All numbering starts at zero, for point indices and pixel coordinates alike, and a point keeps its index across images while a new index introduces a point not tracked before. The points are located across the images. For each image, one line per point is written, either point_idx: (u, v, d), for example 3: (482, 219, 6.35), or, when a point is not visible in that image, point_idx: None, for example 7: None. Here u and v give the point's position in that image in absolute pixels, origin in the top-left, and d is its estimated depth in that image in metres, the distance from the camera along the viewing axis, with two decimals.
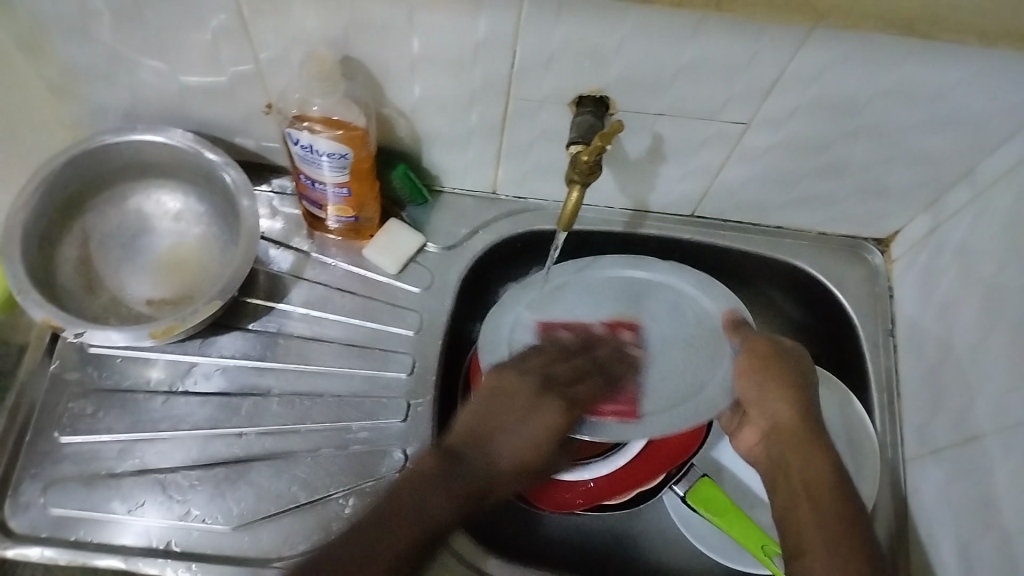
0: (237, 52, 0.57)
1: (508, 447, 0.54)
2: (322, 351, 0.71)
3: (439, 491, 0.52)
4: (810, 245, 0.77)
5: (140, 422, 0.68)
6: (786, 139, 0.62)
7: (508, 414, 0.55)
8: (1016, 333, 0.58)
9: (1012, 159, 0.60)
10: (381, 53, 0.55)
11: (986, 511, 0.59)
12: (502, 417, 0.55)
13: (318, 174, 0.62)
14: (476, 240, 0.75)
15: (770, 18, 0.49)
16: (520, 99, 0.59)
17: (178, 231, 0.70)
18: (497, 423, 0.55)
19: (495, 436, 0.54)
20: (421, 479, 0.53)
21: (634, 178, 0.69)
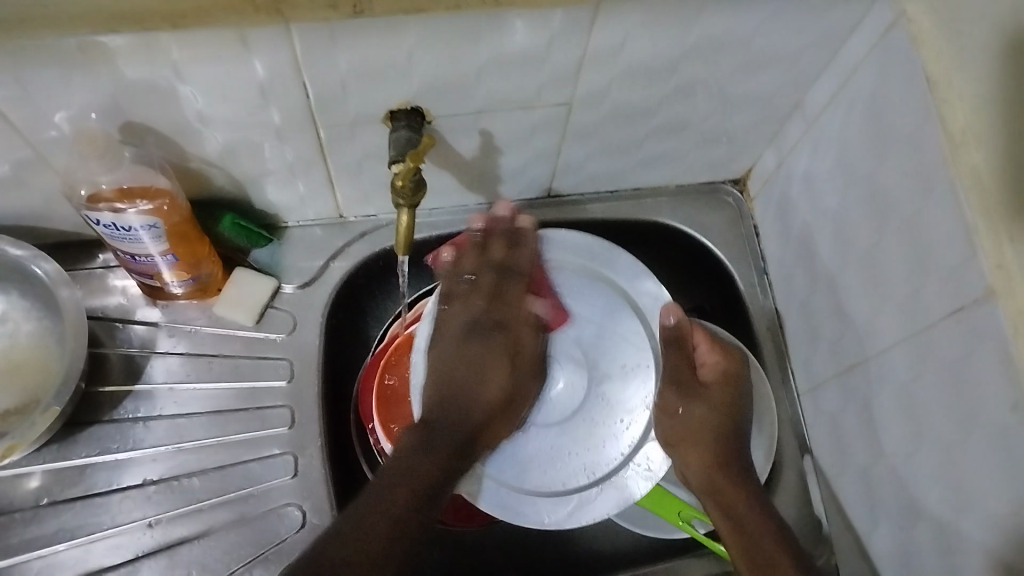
0: (7, 143, 0.52)
1: (402, 439, 0.59)
2: (196, 424, 0.67)
3: (427, 446, 0.58)
4: (669, 197, 0.76)
5: (9, 547, 0.63)
6: (613, 109, 0.61)
7: (449, 443, 0.59)
8: (869, 260, 0.58)
9: (833, 86, 0.60)
10: (165, 113, 0.51)
11: (869, 438, 0.60)
12: (469, 366, 0.62)
13: (136, 249, 0.58)
14: (332, 270, 0.71)
15: (549, 4, 0.48)
16: (330, 127, 0.56)
17: (8, 334, 0.64)
18: (480, 365, 0.63)
19: (484, 380, 0.62)
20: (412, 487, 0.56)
21: (475, 175, 0.67)
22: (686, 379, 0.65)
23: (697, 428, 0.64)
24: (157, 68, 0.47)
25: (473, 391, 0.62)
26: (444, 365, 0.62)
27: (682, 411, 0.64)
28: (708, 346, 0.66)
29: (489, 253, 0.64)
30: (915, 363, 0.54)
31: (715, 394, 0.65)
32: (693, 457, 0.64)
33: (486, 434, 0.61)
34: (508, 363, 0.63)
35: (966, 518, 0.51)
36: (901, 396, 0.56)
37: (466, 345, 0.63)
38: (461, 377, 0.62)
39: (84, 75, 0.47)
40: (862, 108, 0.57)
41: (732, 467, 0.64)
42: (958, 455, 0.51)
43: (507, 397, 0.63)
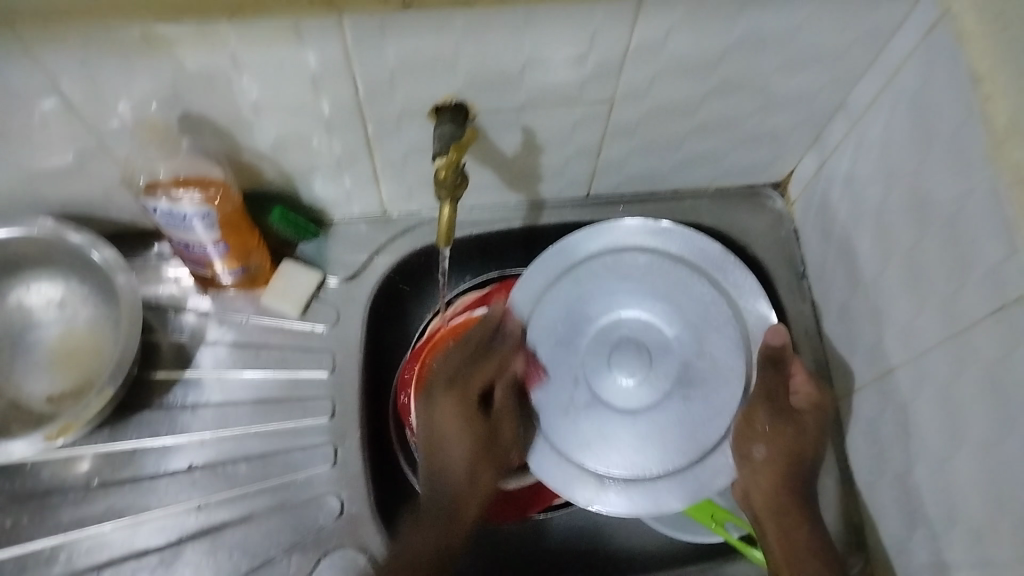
0: (73, 132, 0.54)
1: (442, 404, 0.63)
2: (240, 412, 0.69)
3: (431, 535, 0.60)
4: (709, 200, 0.77)
5: (60, 524, 0.65)
6: (653, 107, 0.61)
7: (438, 526, 0.60)
8: (910, 259, 0.58)
9: (876, 86, 0.61)
10: (221, 104, 0.53)
11: (909, 440, 0.60)
12: (462, 441, 0.62)
13: (190, 237, 0.60)
14: (376, 264, 0.73)
15: None
16: (377, 121, 0.58)
17: (66, 319, 0.67)
18: (437, 442, 0.63)
19: (445, 444, 0.62)
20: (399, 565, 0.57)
21: (517, 172, 0.68)
22: (776, 405, 0.62)
23: (773, 460, 0.61)
24: (215, 57, 0.49)
25: (444, 455, 0.62)
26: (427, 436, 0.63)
27: (762, 449, 0.62)
28: (803, 379, 0.63)
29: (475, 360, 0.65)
30: (957, 362, 0.53)
31: (805, 424, 0.62)
32: (759, 488, 0.61)
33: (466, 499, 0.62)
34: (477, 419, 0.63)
35: (1005, 520, 0.50)
36: (943, 396, 0.55)
37: (459, 433, 0.62)
38: (432, 432, 0.63)
39: (147, 65, 0.49)
40: (905, 107, 0.57)
41: (801, 497, 0.61)
42: (998, 455, 0.50)
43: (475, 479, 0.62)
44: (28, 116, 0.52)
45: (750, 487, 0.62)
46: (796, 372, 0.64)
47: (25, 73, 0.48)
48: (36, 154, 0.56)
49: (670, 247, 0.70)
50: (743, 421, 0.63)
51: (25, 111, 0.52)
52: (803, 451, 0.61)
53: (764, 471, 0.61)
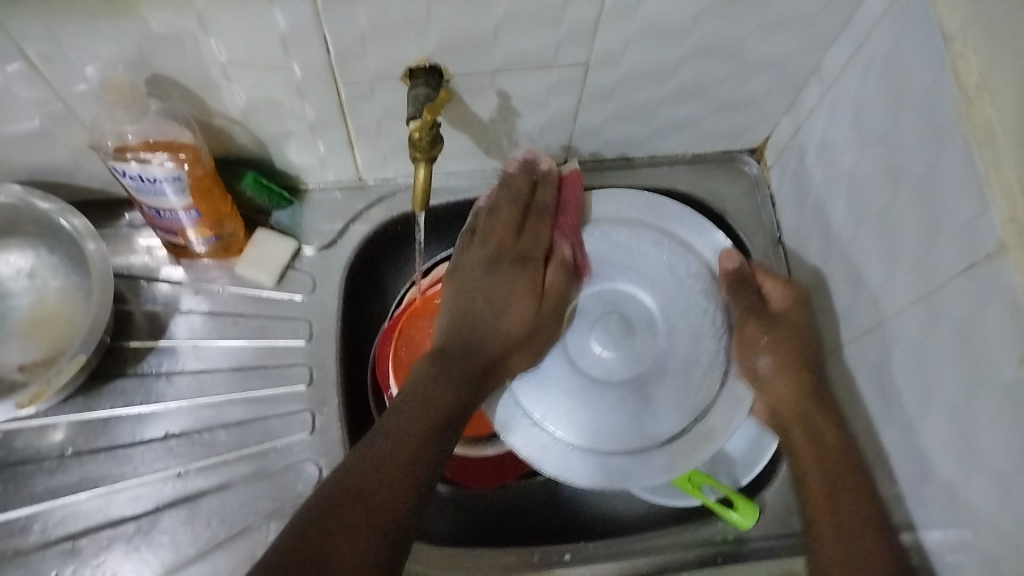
0: (38, 96, 0.53)
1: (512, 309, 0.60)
2: (216, 381, 0.69)
3: (443, 382, 0.57)
4: (685, 166, 0.77)
5: (34, 494, 0.65)
6: (629, 71, 0.61)
7: (457, 398, 0.57)
8: (883, 222, 0.58)
9: (849, 49, 0.61)
10: (191, 66, 0.53)
11: (882, 401, 0.61)
12: (501, 292, 0.60)
13: (160, 202, 0.59)
14: (352, 233, 0.72)
15: None
16: (350, 84, 0.57)
17: (36, 288, 0.66)
18: (507, 288, 0.61)
19: (496, 303, 0.60)
20: (417, 450, 0.52)
21: (493, 137, 0.68)
22: (756, 309, 0.64)
23: (784, 364, 0.62)
24: (182, 18, 0.48)
25: (476, 337, 0.59)
26: (457, 317, 0.60)
27: (762, 360, 0.63)
28: (779, 287, 0.65)
29: (512, 234, 0.63)
30: (928, 322, 0.54)
31: (791, 317, 0.64)
32: (780, 393, 0.62)
33: (505, 357, 0.60)
34: (532, 287, 0.61)
35: (977, 475, 0.51)
36: (914, 357, 0.56)
37: (506, 294, 0.60)
38: (485, 288, 0.61)
39: (112, 25, 0.48)
40: (878, 69, 0.57)
41: (823, 401, 0.61)
42: (969, 412, 0.51)
43: (526, 332, 0.61)
44: None
45: (774, 397, 0.62)
46: (768, 283, 0.66)
47: None
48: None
49: (699, 246, 0.69)
50: (740, 336, 0.64)
51: None
52: (796, 343, 0.63)
53: (773, 384, 0.62)
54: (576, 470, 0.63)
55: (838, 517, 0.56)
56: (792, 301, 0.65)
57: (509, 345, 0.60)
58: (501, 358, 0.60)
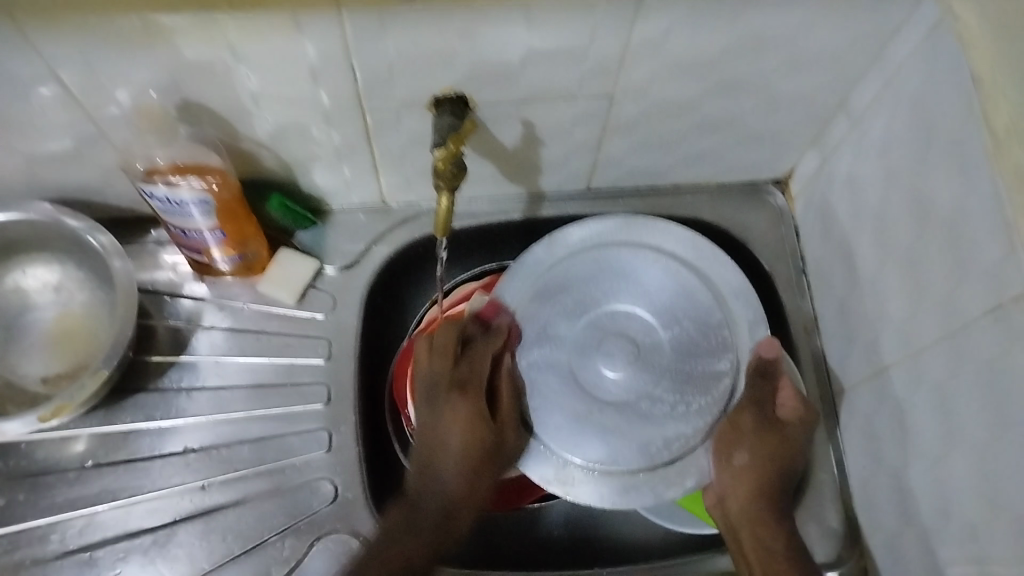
0: (70, 118, 0.54)
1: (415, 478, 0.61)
2: (236, 398, 0.69)
3: (419, 522, 0.59)
4: (708, 195, 0.77)
5: (54, 505, 0.66)
6: (654, 103, 0.61)
7: (433, 519, 0.59)
8: (908, 261, 0.58)
9: (877, 86, 0.60)
10: (221, 93, 0.53)
11: (904, 440, 0.60)
12: (429, 428, 0.61)
13: (188, 223, 0.60)
14: (373, 253, 0.73)
15: None
16: (378, 112, 0.57)
17: (62, 302, 0.67)
18: (430, 428, 0.61)
19: (443, 435, 0.61)
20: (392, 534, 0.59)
21: (516, 164, 0.68)
22: (764, 416, 0.63)
23: (755, 469, 0.62)
24: (214, 47, 0.49)
25: (443, 439, 0.61)
26: (419, 475, 0.61)
27: (740, 459, 0.63)
28: (791, 393, 0.64)
29: (439, 351, 0.63)
30: (951, 366, 0.54)
31: (788, 435, 0.63)
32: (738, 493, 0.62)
33: (467, 503, 0.60)
34: (487, 425, 0.61)
35: (997, 523, 0.50)
36: (936, 400, 0.55)
37: (435, 402, 0.62)
38: (432, 441, 0.61)
39: (146, 52, 0.49)
40: (907, 107, 0.57)
41: (775, 505, 0.63)
42: (991, 459, 0.50)
43: (480, 453, 0.60)
44: (26, 100, 0.52)
45: (729, 491, 0.63)
46: (783, 390, 0.64)
47: (22, 59, 0.48)
48: (33, 139, 0.56)
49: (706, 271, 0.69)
50: (727, 427, 0.63)
51: (23, 97, 0.51)
52: (778, 457, 0.62)
53: (728, 484, 0.63)
54: (580, 485, 0.62)
55: None
56: (799, 414, 0.63)
57: (452, 488, 0.60)
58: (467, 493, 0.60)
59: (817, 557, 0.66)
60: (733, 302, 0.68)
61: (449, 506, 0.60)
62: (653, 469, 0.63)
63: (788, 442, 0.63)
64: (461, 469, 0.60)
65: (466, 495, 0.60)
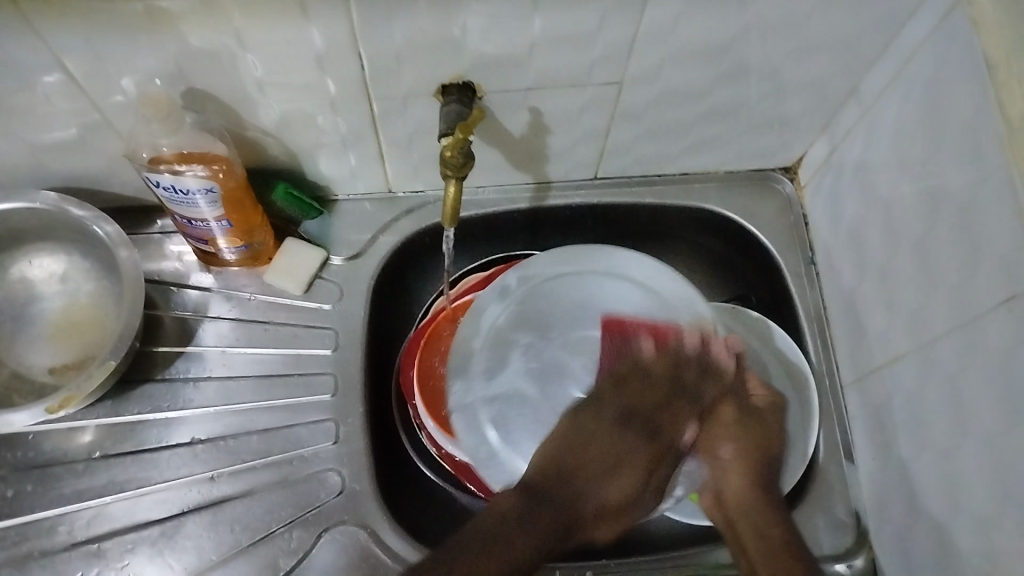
0: (74, 106, 0.54)
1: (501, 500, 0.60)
2: (242, 389, 0.69)
3: (540, 517, 0.59)
4: (716, 184, 0.76)
5: (61, 496, 0.66)
6: (663, 90, 0.61)
7: (553, 522, 0.59)
8: (919, 250, 0.58)
9: (889, 72, 0.60)
10: (227, 80, 0.53)
11: (914, 431, 0.60)
12: (584, 459, 0.62)
13: (192, 213, 0.60)
14: (379, 243, 0.72)
15: None
16: (384, 100, 0.57)
17: (68, 292, 0.67)
18: (619, 459, 0.63)
19: (604, 477, 0.62)
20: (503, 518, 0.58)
21: (523, 152, 0.67)
22: (745, 410, 0.67)
23: (744, 458, 0.65)
24: (220, 34, 0.48)
25: (587, 476, 0.61)
26: (565, 444, 0.63)
27: (728, 450, 0.66)
28: (760, 383, 0.68)
29: (677, 370, 0.65)
30: (963, 355, 0.53)
31: (767, 421, 0.66)
32: (732, 485, 0.65)
33: (593, 515, 0.62)
34: (640, 474, 0.63)
35: (1010, 515, 0.50)
36: (948, 390, 0.55)
37: (616, 441, 0.63)
38: (600, 421, 0.64)
39: (150, 39, 0.48)
40: (918, 94, 0.56)
41: (768, 490, 0.64)
42: (1003, 451, 0.50)
43: (620, 505, 0.62)
44: (32, 88, 0.51)
45: (722, 483, 0.65)
46: (752, 382, 0.68)
47: (27, 47, 0.48)
48: (38, 128, 0.56)
49: (662, 281, 0.71)
50: (710, 420, 0.67)
51: (27, 84, 0.51)
52: (757, 443, 0.66)
53: (726, 475, 0.65)
54: None
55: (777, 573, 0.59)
56: (772, 401, 0.67)
57: (602, 510, 0.62)
58: (590, 517, 0.62)
59: (826, 549, 0.65)
60: (688, 304, 0.70)
61: (575, 522, 0.61)
62: (656, 475, 0.64)
63: (771, 430, 0.66)
64: (608, 489, 0.62)
65: (598, 512, 0.62)
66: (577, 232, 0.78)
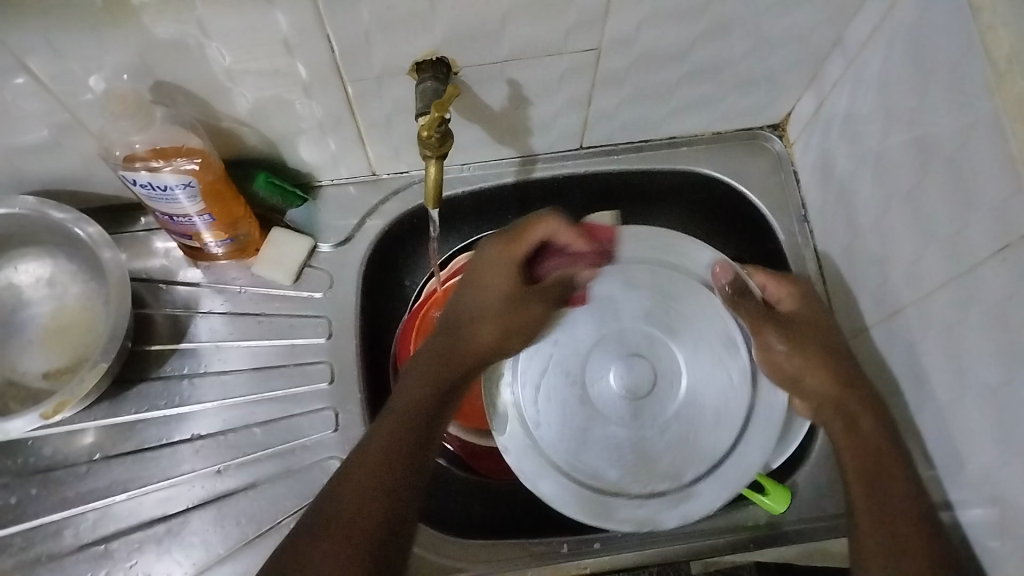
0: (43, 109, 0.53)
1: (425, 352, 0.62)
2: (239, 382, 0.69)
3: (437, 361, 0.61)
4: (704, 145, 0.75)
5: (65, 500, 0.66)
6: (642, 53, 0.59)
7: (443, 365, 0.61)
8: (912, 201, 0.57)
9: (872, 21, 0.58)
10: (196, 72, 0.52)
11: (915, 384, 0.59)
12: (475, 281, 0.65)
13: (174, 208, 0.59)
14: (367, 227, 0.72)
15: None
16: (358, 81, 0.56)
17: (56, 296, 0.66)
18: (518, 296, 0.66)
19: (488, 288, 0.65)
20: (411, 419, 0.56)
21: (505, 126, 0.66)
22: (764, 313, 0.66)
23: (804, 360, 0.63)
24: (184, 25, 0.47)
25: (467, 304, 0.64)
26: (473, 275, 0.66)
27: (779, 349, 0.64)
28: (777, 284, 0.66)
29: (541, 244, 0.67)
30: (960, 307, 0.52)
31: (802, 316, 0.64)
32: (813, 390, 0.62)
33: (488, 339, 0.63)
34: (518, 328, 0.65)
35: (1013, 464, 0.49)
36: (947, 341, 0.54)
37: (475, 281, 0.65)
38: (472, 289, 0.65)
39: (113, 34, 0.47)
40: (903, 42, 0.55)
41: (851, 373, 0.61)
42: (1003, 402, 0.49)
43: (500, 335, 0.64)
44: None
45: (801, 377, 0.63)
46: (777, 286, 0.66)
47: None
48: (8, 133, 0.55)
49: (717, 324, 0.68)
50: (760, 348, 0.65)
51: None
52: (803, 330, 0.63)
53: (802, 377, 0.63)
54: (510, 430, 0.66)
55: (874, 492, 0.56)
56: (794, 289, 0.66)
57: (481, 351, 0.63)
58: (494, 352, 0.64)
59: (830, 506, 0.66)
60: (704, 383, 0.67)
61: (469, 370, 0.63)
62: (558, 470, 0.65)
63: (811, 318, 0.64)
64: (488, 334, 0.64)
65: (507, 335, 0.65)
66: (565, 203, 0.77)
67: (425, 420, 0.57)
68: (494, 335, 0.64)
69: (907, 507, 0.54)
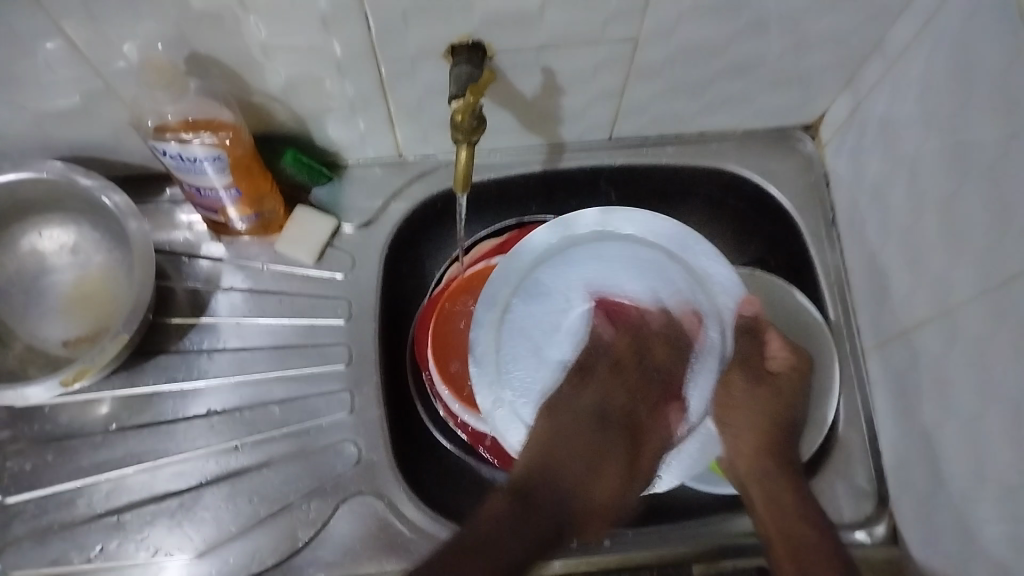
0: (76, 75, 0.53)
1: (491, 505, 0.58)
2: (257, 360, 0.69)
3: (542, 508, 0.57)
4: (734, 142, 0.74)
5: (79, 469, 0.66)
6: (680, 46, 0.59)
7: (545, 524, 0.57)
8: (946, 208, 0.56)
9: (916, 24, 0.57)
10: (230, 44, 0.51)
11: (938, 394, 0.58)
12: (573, 445, 0.61)
13: (202, 181, 0.59)
14: (391, 210, 0.71)
15: None
16: (392, 62, 0.55)
17: (80, 264, 0.66)
18: (600, 447, 0.62)
19: (592, 476, 0.60)
20: (496, 518, 0.56)
21: (535, 114, 0.66)
22: (748, 364, 0.68)
23: (755, 420, 0.66)
24: None
25: (564, 467, 0.60)
26: (544, 443, 0.61)
27: (740, 394, 0.67)
28: (781, 344, 0.67)
29: (628, 413, 0.65)
30: (993, 317, 0.51)
31: (783, 383, 0.66)
32: (743, 446, 0.65)
33: (598, 514, 0.60)
34: (632, 485, 0.61)
35: None
36: (976, 351, 0.53)
37: (597, 433, 0.63)
38: (562, 444, 0.61)
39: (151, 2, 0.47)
40: (947, 46, 0.54)
41: (782, 458, 0.64)
42: None
43: (611, 502, 0.60)
44: (32, 56, 0.50)
45: (734, 442, 0.66)
46: (771, 338, 0.68)
47: (25, 14, 0.46)
48: (39, 97, 0.54)
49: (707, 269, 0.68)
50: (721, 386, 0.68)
51: (28, 53, 0.50)
52: (773, 405, 0.66)
53: (733, 431, 0.66)
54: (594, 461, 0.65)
55: (796, 557, 0.58)
56: (792, 359, 0.67)
57: (592, 509, 0.60)
58: (586, 522, 0.59)
59: (846, 514, 0.65)
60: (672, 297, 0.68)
61: (572, 523, 0.58)
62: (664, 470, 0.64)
63: (783, 388, 0.66)
64: (597, 520, 0.60)
65: (602, 513, 0.60)
66: (591, 196, 0.76)
67: (531, 544, 0.55)
68: (611, 501, 0.60)
69: (824, 559, 0.58)
